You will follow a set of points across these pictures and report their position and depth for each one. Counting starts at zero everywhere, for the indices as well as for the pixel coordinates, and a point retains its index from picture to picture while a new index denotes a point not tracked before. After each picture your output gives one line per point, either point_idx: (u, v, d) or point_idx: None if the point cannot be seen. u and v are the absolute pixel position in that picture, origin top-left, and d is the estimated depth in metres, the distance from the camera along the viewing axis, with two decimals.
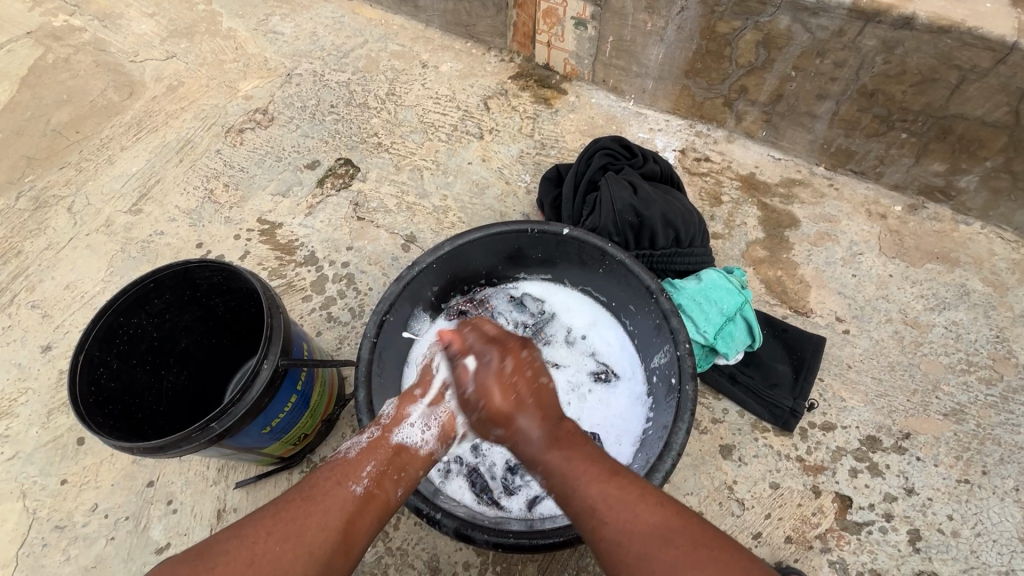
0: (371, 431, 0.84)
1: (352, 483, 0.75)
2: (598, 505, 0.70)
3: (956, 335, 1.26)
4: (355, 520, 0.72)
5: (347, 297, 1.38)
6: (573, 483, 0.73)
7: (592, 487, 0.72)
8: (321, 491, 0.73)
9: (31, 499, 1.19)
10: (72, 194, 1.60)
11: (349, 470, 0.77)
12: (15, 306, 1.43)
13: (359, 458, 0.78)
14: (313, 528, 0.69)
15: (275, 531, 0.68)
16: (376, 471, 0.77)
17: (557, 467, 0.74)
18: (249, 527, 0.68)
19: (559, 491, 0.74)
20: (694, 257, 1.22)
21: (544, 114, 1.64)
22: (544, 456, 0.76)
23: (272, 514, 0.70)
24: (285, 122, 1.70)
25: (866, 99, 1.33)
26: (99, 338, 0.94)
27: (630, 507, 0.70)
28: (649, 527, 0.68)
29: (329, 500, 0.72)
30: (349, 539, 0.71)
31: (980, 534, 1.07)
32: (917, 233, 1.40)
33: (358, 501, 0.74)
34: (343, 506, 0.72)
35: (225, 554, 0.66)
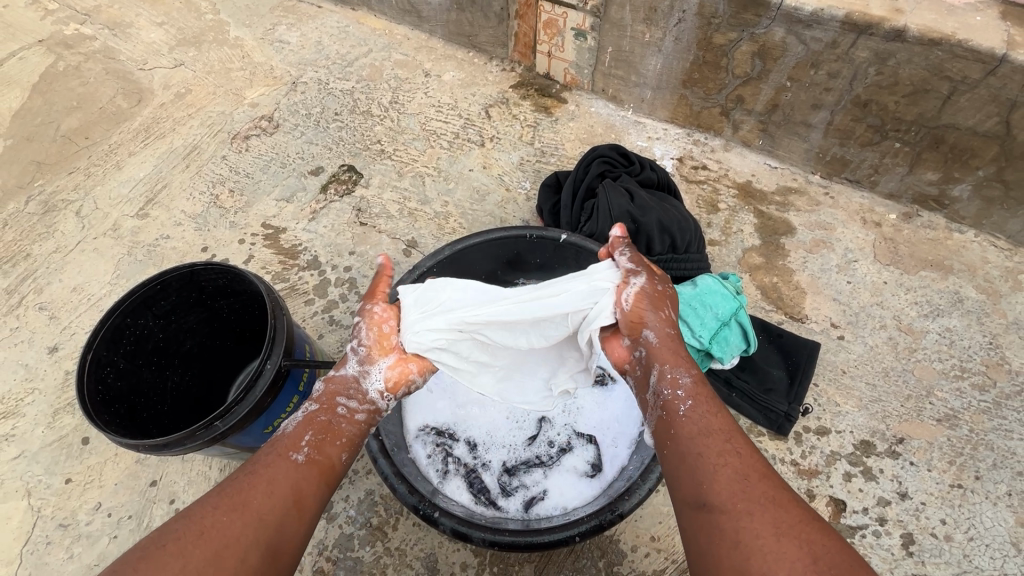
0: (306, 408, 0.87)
1: (293, 453, 0.78)
2: (727, 438, 0.75)
3: (949, 341, 1.28)
4: (301, 487, 0.75)
5: (350, 301, 1.41)
6: (711, 410, 0.79)
7: (729, 427, 0.77)
8: (264, 466, 0.75)
9: (35, 498, 1.20)
10: (80, 199, 1.64)
11: (288, 443, 0.79)
12: (23, 307, 1.46)
13: (297, 431, 0.81)
14: (259, 496, 0.72)
15: (222, 505, 0.70)
16: (314, 439, 0.81)
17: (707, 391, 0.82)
18: (197, 506, 0.69)
19: (692, 414, 0.79)
20: (690, 263, 1.23)
21: (544, 122, 1.67)
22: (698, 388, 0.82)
23: (218, 492, 0.71)
24: (290, 129, 1.74)
25: (859, 109, 1.35)
26: (106, 338, 0.96)
27: (755, 461, 0.72)
28: (767, 475, 0.71)
29: (273, 471, 0.75)
30: (298, 503, 0.74)
31: (973, 538, 1.08)
32: (911, 240, 1.42)
33: (301, 469, 0.77)
34: (286, 475, 0.75)
35: (174, 532, 0.66)
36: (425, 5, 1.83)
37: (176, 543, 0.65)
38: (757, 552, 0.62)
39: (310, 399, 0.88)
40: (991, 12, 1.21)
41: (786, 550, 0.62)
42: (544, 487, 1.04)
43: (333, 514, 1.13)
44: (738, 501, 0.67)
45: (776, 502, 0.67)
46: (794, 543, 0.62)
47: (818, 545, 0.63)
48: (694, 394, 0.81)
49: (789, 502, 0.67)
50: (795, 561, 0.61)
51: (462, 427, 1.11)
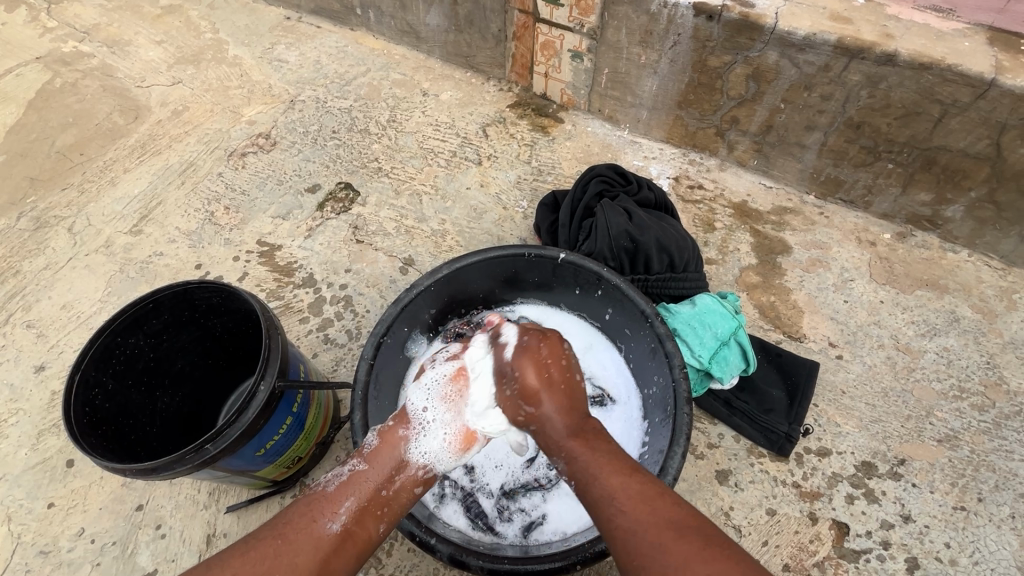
0: (353, 463, 0.83)
1: (328, 521, 0.74)
2: (618, 496, 0.70)
3: (947, 362, 1.28)
4: (331, 560, 0.72)
5: (345, 319, 1.39)
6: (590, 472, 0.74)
7: (612, 477, 0.72)
8: (294, 529, 0.72)
9: (16, 523, 1.16)
10: (73, 215, 1.62)
11: (327, 506, 0.76)
12: (11, 325, 1.43)
13: (337, 494, 0.77)
14: (285, 568, 0.68)
15: (243, 572, 0.67)
16: (355, 508, 0.77)
17: (580, 455, 0.76)
18: (218, 567, 0.67)
19: (579, 479, 0.74)
20: (689, 282, 1.23)
21: (542, 141, 1.69)
22: (567, 442, 0.78)
23: (242, 554, 0.69)
24: (288, 146, 1.74)
25: (852, 131, 1.37)
26: (95, 358, 0.94)
27: (648, 502, 0.68)
28: (654, 521, 0.66)
29: (301, 540, 0.71)
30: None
31: (978, 562, 1.06)
32: (906, 260, 1.43)
33: (334, 540, 0.73)
34: (315, 547, 0.72)
35: None
36: (424, 26, 1.85)
37: None
38: None
39: (360, 454, 0.85)
40: (979, 37, 1.23)
41: None
42: (543, 512, 1.01)
43: None
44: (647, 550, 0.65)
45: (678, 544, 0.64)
46: None
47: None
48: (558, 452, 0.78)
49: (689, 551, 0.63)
50: None
51: None
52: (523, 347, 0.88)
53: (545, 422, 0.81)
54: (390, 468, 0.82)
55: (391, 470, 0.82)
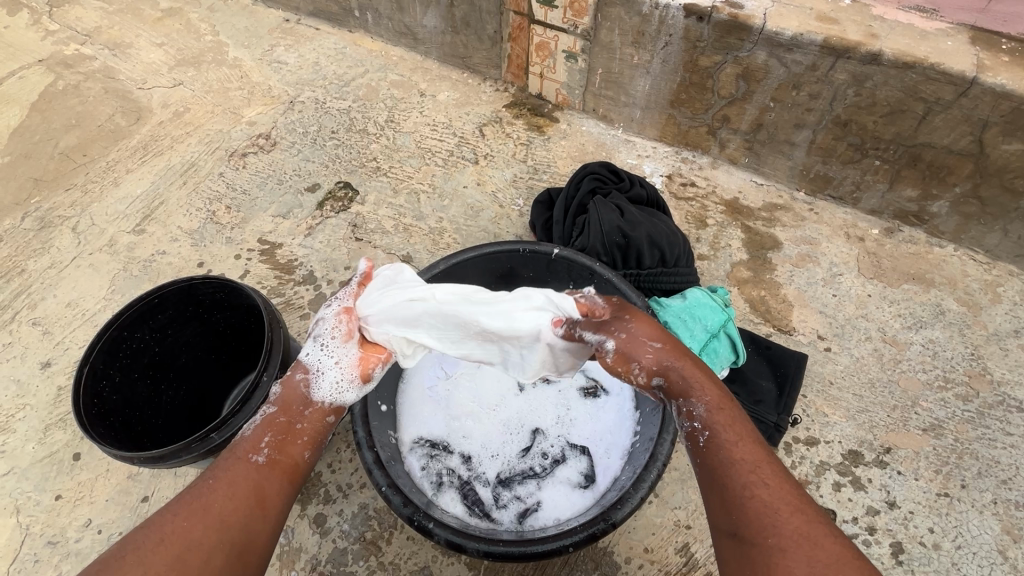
0: (263, 412, 0.85)
1: (253, 455, 0.78)
2: (757, 469, 0.70)
3: (933, 353, 1.31)
4: (264, 485, 0.76)
5: None
6: (735, 433, 0.74)
7: (750, 449, 0.72)
8: (222, 469, 0.76)
9: (25, 515, 1.19)
10: (77, 215, 1.65)
11: (248, 446, 0.79)
12: (17, 323, 1.46)
13: (257, 434, 0.80)
14: (221, 499, 0.72)
15: (182, 512, 0.70)
16: (274, 440, 0.80)
17: (725, 409, 0.76)
18: (156, 517, 0.70)
19: (715, 434, 0.74)
20: (679, 277, 1.26)
21: (537, 140, 1.72)
22: (711, 391, 0.77)
23: (176, 500, 0.72)
24: (287, 146, 1.77)
25: (840, 129, 1.40)
26: (103, 352, 0.97)
27: (792, 490, 0.69)
28: (799, 506, 0.67)
29: (231, 474, 0.75)
30: (261, 500, 0.75)
31: (961, 546, 1.09)
32: (893, 255, 1.46)
33: (262, 469, 0.77)
34: (245, 477, 0.75)
35: (136, 542, 0.67)
36: (421, 28, 1.88)
37: (141, 551, 0.67)
38: None
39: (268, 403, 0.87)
40: (961, 37, 1.27)
41: None
42: (538, 499, 1.04)
43: (327, 529, 1.13)
44: (770, 537, 0.65)
45: (811, 539, 0.64)
46: None
47: None
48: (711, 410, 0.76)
49: (825, 540, 0.64)
50: None
51: (456, 439, 1.11)
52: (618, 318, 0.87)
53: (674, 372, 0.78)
54: (299, 406, 0.86)
55: (300, 406, 0.86)
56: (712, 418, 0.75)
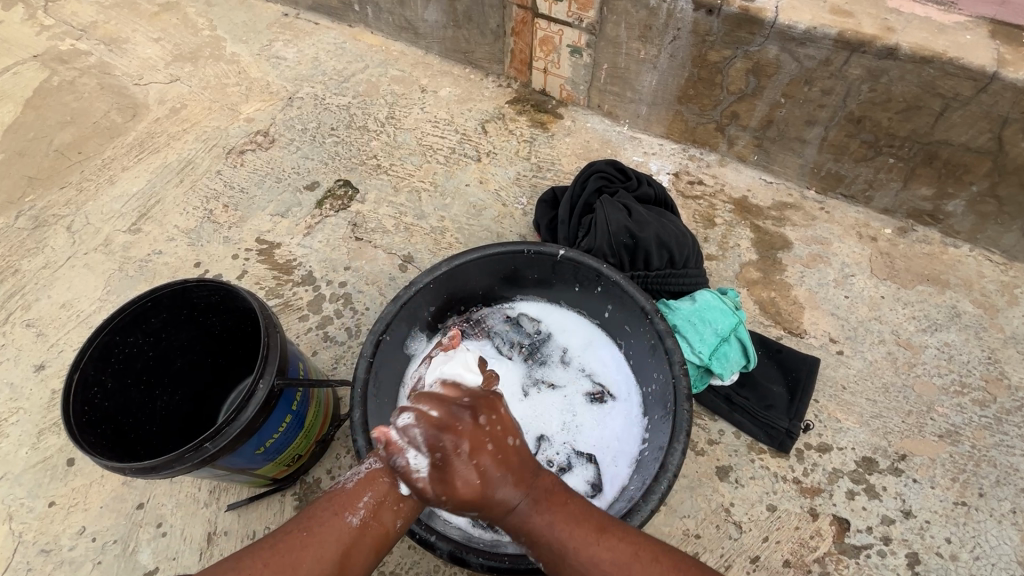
0: (370, 461, 0.79)
1: (349, 516, 0.74)
2: (592, 571, 0.71)
3: (948, 357, 1.27)
4: (353, 552, 0.73)
5: (344, 317, 1.39)
6: (559, 546, 0.73)
7: (580, 553, 0.72)
8: (317, 523, 0.73)
9: (17, 522, 1.16)
10: (71, 214, 1.61)
11: (346, 501, 0.75)
12: (10, 324, 1.43)
13: (357, 490, 0.76)
14: (309, 560, 0.71)
15: (269, 564, 0.70)
16: (373, 503, 0.75)
17: (536, 518, 0.74)
18: (246, 561, 0.70)
19: (545, 559, 0.74)
20: (689, 278, 1.23)
21: (541, 137, 1.68)
22: (517, 506, 0.75)
23: (269, 547, 0.71)
24: (286, 144, 1.73)
25: (853, 126, 1.36)
26: (94, 357, 0.94)
27: (629, 563, 0.72)
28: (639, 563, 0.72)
29: (324, 533, 0.73)
30: (345, 571, 0.72)
31: (978, 557, 1.06)
32: (907, 255, 1.42)
33: (354, 534, 0.74)
34: (337, 540, 0.73)
35: None
36: (422, 22, 1.84)
37: None
38: None
39: (376, 451, 0.80)
40: (981, 31, 1.22)
41: None
42: None
43: None
44: None
45: None
46: None
47: None
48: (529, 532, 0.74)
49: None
50: None
51: None
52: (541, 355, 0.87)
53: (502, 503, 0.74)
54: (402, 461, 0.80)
55: None
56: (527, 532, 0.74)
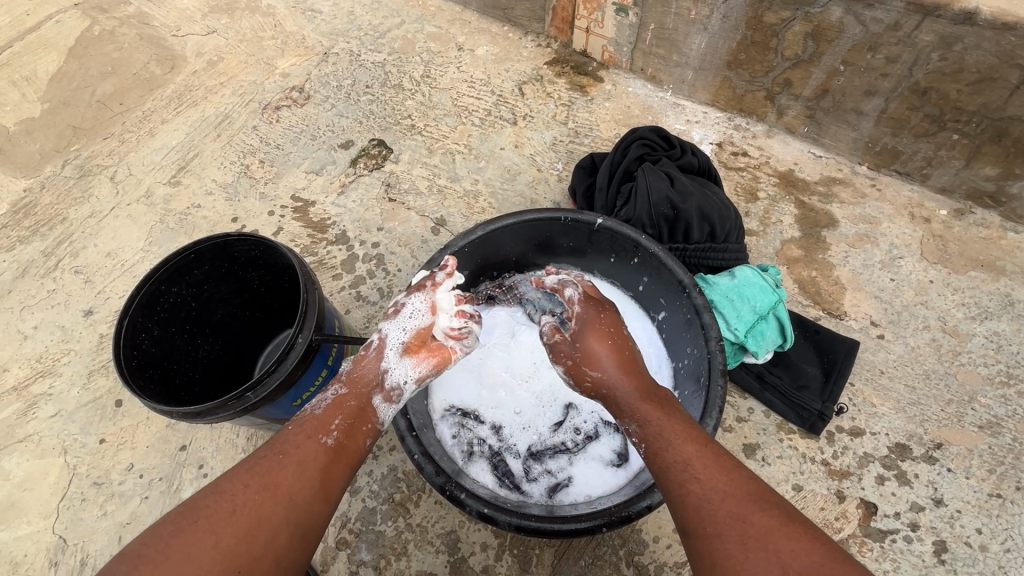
0: (333, 389, 0.85)
1: (323, 437, 0.78)
2: (691, 463, 0.73)
3: (996, 347, 1.22)
4: (330, 471, 0.76)
5: (377, 277, 1.40)
6: (666, 437, 0.77)
7: (685, 446, 0.75)
8: (292, 445, 0.76)
9: (72, 456, 1.24)
10: (114, 165, 1.65)
11: (319, 424, 0.79)
12: (60, 271, 1.49)
13: (327, 414, 0.81)
14: (290, 477, 0.73)
15: (252, 483, 0.71)
16: (344, 425, 0.81)
17: (654, 419, 0.80)
18: (227, 483, 0.71)
19: (651, 443, 0.78)
20: (729, 253, 1.19)
21: (579, 101, 1.63)
22: (641, 407, 0.82)
23: (247, 469, 0.72)
24: (321, 101, 1.72)
25: (917, 98, 1.27)
26: (141, 305, 0.97)
27: (722, 472, 0.72)
28: (745, 493, 0.69)
29: (302, 453, 0.75)
30: (326, 485, 0.75)
31: (1010, 549, 1.04)
32: (962, 239, 1.35)
33: (329, 453, 0.77)
34: (315, 458, 0.76)
35: (204, 507, 0.68)
36: None
37: (208, 519, 0.67)
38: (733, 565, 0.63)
39: (338, 379, 0.86)
40: None
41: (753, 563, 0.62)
42: (569, 474, 1.03)
43: (356, 488, 1.14)
44: (705, 525, 0.68)
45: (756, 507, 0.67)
46: (760, 553, 0.63)
47: (792, 545, 0.63)
48: (643, 420, 0.80)
49: (768, 508, 0.67)
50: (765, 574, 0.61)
51: (487, 409, 1.09)
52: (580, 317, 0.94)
53: (614, 391, 0.86)
54: (369, 391, 0.86)
55: (368, 387, 0.86)
56: (644, 431, 0.80)
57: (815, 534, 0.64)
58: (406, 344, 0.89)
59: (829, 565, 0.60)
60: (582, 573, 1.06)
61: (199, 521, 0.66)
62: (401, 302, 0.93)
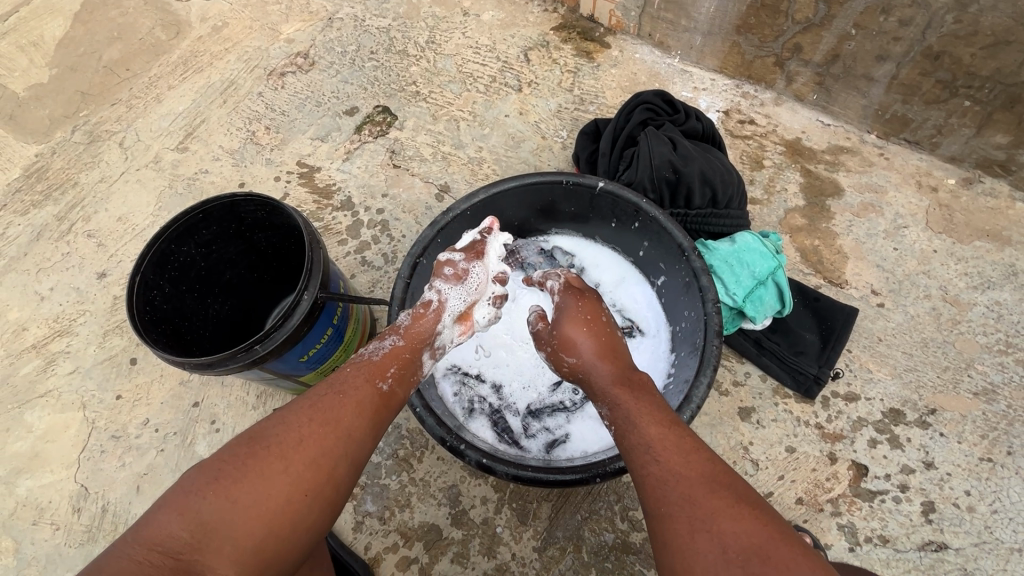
0: (388, 339, 0.88)
1: (378, 381, 0.80)
2: (654, 444, 0.71)
3: (997, 316, 1.23)
4: (380, 414, 0.79)
5: (382, 243, 1.42)
6: (634, 419, 0.75)
7: (650, 427, 0.73)
8: (349, 386, 0.78)
9: (90, 410, 1.29)
10: (123, 130, 1.67)
11: (375, 369, 0.82)
12: (73, 234, 1.52)
13: (383, 361, 0.83)
14: (347, 415, 0.75)
15: (314, 417, 0.73)
16: (397, 372, 0.83)
17: (624, 402, 0.78)
18: (292, 414, 0.73)
19: (619, 426, 0.76)
20: (730, 219, 1.20)
21: (585, 68, 1.61)
22: (612, 390, 0.80)
23: (309, 405, 0.74)
24: (326, 67, 1.71)
25: (929, 63, 1.25)
26: (152, 262, 1.00)
27: (685, 454, 0.69)
28: (703, 474, 0.67)
29: (359, 394, 0.78)
30: (377, 427, 0.78)
31: (996, 511, 1.07)
32: (969, 208, 1.34)
33: (382, 397, 0.80)
34: (370, 399, 0.78)
35: (270, 437, 0.70)
36: None
37: (274, 447, 0.69)
38: (681, 546, 0.62)
39: (394, 331, 0.89)
40: None
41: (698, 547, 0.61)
42: (566, 431, 1.06)
43: None
44: (661, 506, 0.66)
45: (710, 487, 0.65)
46: (707, 538, 0.61)
47: (739, 529, 0.60)
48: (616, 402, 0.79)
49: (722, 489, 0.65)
50: (707, 558, 0.60)
51: (487, 369, 1.12)
52: (559, 307, 0.94)
53: (590, 375, 0.84)
54: (420, 347, 0.89)
55: (419, 344, 0.89)
56: (614, 414, 0.78)
57: (763, 516, 0.62)
58: (462, 311, 0.95)
59: (768, 547, 0.59)
60: (578, 526, 1.10)
61: (265, 449, 0.69)
62: (462, 266, 0.96)
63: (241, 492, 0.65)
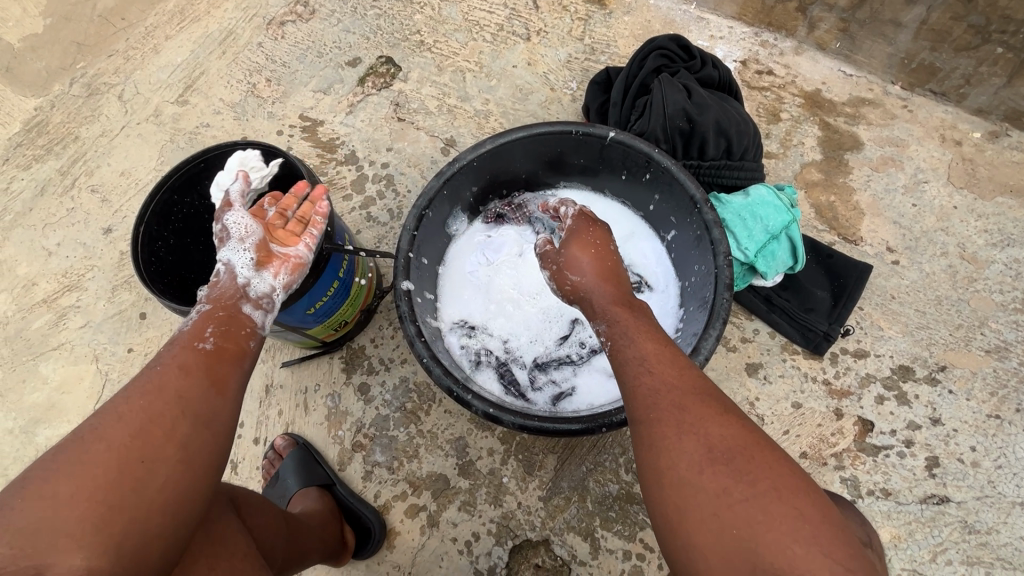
0: (198, 308, 0.77)
1: (199, 342, 0.71)
2: (648, 358, 0.71)
3: (1015, 274, 1.20)
4: (218, 369, 0.70)
5: (386, 198, 1.40)
6: (632, 336, 0.74)
7: (647, 344, 0.73)
8: (163, 357, 0.68)
9: (103, 363, 1.31)
10: (121, 83, 1.63)
11: (192, 334, 0.72)
12: (77, 189, 1.51)
13: (197, 325, 0.73)
14: (173, 378, 0.66)
15: (133, 395, 0.64)
16: (217, 329, 0.73)
17: (622, 320, 0.77)
18: (107, 403, 0.63)
19: (616, 341, 0.75)
20: (744, 171, 1.16)
21: (597, 15, 1.54)
22: (611, 309, 0.79)
23: (126, 386, 0.65)
24: (326, 16, 1.64)
25: (963, 6, 1.18)
26: (155, 213, 1.00)
27: (676, 369, 0.69)
28: (692, 388, 0.67)
29: (180, 360, 0.68)
30: (218, 382, 0.69)
31: (1001, 466, 1.07)
32: (993, 163, 1.29)
33: (209, 353, 0.70)
34: (196, 360, 0.69)
35: (84, 430, 0.61)
36: None
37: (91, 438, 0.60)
38: (664, 447, 0.63)
39: (202, 300, 0.79)
40: None
41: (684, 448, 0.62)
42: (573, 384, 1.06)
43: (370, 397, 1.20)
44: (648, 412, 0.67)
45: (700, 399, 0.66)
46: (691, 438, 0.62)
47: (724, 435, 0.62)
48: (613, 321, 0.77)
49: (708, 400, 0.66)
50: (690, 457, 0.61)
51: (493, 323, 1.11)
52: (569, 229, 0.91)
53: (590, 297, 0.82)
54: (235, 302, 0.79)
55: (234, 299, 0.79)
56: (610, 331, 0.77)
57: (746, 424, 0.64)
58: (256, 257, 0.83)
59: (749, 449, 0.61)
60: (583, 477, 1.13)
61: (76, 443, 0.59)
62: (222, 227, 0.85)
63: (62, 491, 0.56)
